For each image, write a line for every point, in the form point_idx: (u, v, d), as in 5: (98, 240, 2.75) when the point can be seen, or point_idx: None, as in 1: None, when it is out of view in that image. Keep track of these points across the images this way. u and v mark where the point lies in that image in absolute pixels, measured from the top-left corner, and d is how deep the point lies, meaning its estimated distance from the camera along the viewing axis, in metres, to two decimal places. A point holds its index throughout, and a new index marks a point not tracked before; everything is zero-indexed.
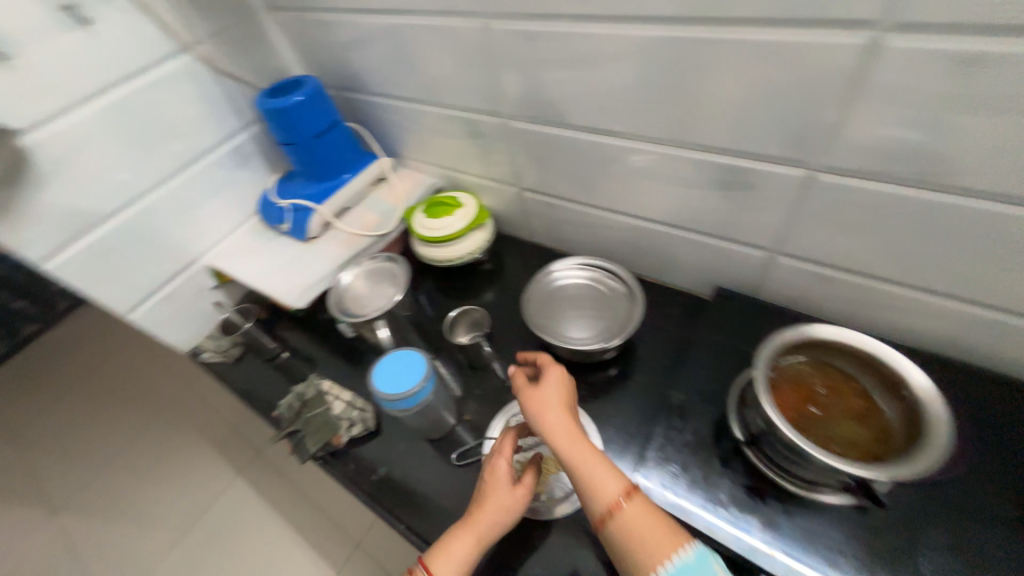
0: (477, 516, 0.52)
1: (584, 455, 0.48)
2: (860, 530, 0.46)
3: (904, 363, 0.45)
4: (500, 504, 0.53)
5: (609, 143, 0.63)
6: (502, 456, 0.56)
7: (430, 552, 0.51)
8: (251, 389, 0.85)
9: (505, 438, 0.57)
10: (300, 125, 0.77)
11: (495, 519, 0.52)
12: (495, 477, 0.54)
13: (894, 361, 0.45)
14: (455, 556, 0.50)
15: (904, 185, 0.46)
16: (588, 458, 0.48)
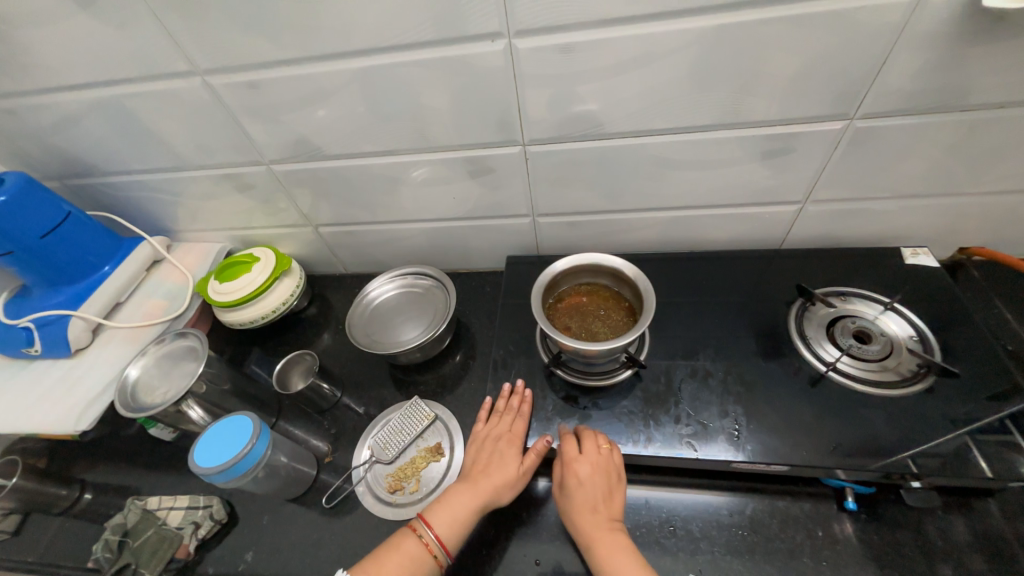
0: (485, 477, 0.56)
1: (591, 531, 0.51)
2: (641, 391, 0.61)
3: (614, 260, 0.60)
4: (505, 471, 0.56)
5: (372, 164, 0.70)
6: (517, 435, 0.59)
7: (431, 508, 0.55)
8: (49, 555, 0.68)
9: (517, 416, 0.60)
10: (12, 229, 0.65)
11: (502, 484, 0.56)
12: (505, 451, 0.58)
13: (611, 261, 0.61)
14: (455, 514, 0.54)
15: (578, 141, 0.62)
16: (597, 534, 0.51)
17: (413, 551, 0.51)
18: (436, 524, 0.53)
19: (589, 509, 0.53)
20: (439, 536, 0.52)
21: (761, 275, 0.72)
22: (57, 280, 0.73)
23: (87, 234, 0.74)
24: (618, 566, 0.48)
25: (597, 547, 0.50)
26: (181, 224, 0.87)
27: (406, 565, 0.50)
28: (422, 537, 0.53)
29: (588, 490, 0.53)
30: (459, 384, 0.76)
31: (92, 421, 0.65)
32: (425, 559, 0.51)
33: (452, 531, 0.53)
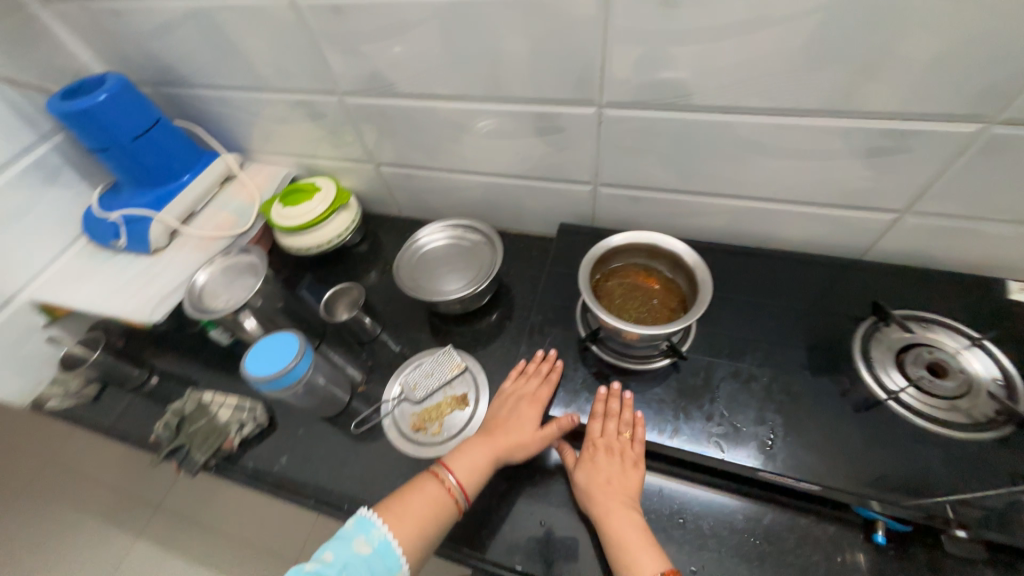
0: (504, 434, 0.58)
1: (604, 503, 0.53)
2: (675, 381, 0.59)
3: (675, 243, 0.57)
4: (525, 431, 0.58)
5: (440, 107, 0.68)
6: (540, 399, 0.59)
7: (451, 456, 0.57)
8: (120, 423, 0.78)
9: (546, 384, 0.61)
10: (110, 127, 0.71)
11: (522, 441, 0.58)
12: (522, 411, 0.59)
13: (671, 245, 0.57)
14: (476, 463, 0.57)
15: (661, 109, 0.58)
16: (609, 506, 0.53)
17: (435, 494, 0.54)
18: (457, 470, 0.56)
19: (603, 483, 0.54)
20: (460, 482, 0.55)
21: (833, 285, 0.66)
22: (144, 181, 0.79)
23: (173, 142, 0.79)
24: (629, 538, 0.50)
25: (608, 518, 0.52)
26: (254, 145, 0.90)
27: (429, 506, 0.53)
28: (444, 482, 0.55)
29: (605, 466, 0.55)
30: (492, 341, 0.77)
31: (164, 314, 0.72)
32: (447, 502, 0.54)
33: (473, 478, 0.56)
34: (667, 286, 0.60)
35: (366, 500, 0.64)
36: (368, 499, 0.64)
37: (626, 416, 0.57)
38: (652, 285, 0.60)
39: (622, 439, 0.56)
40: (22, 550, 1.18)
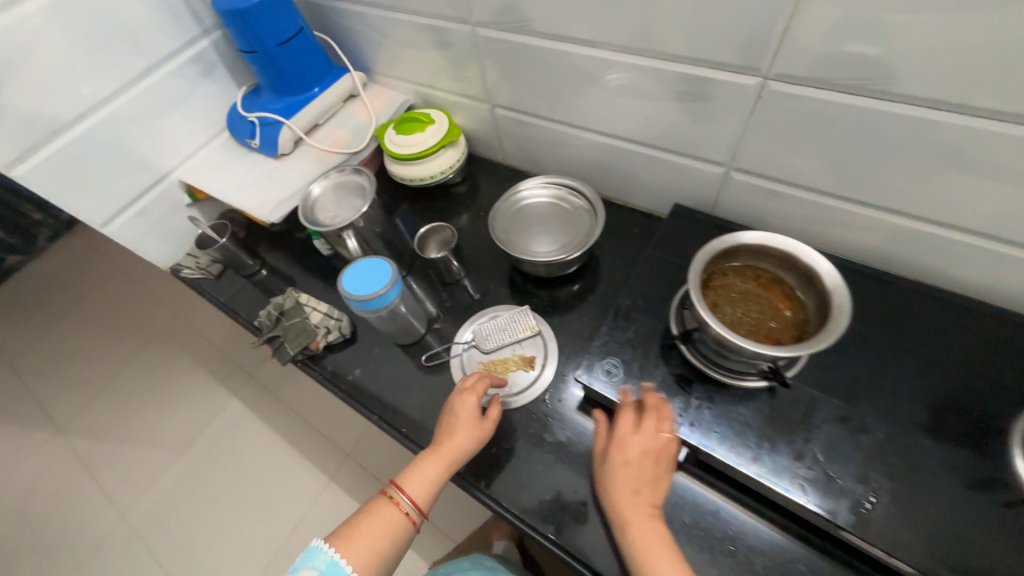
0: (450, 442, 0.60)
1: (625, 509, 0.49)
2: (766, 407, 0.52)
3: (817, 257, 0.48)
4: (469, 437, 0.60)
5: (575, 53, 0.62)
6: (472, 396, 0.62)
7: (401, 476, 0.59)
8: (235, 304, 0.89)
9: (478, 381, 0.64)
10: (260, 30, 0.74)
11: (468, 447, 0.60)
12: (460, 416, 0.61)
13: (811, 259, 0.49)
14: (426, 478, 0.58)
15: (843, 92, 0.48)
16: (631, 513, 0.49)
17: (391, 516, 0.56)
18: (409, 489, 0.58)
19: (628, 487, 0.50)
20: (413, 499, 0.57)
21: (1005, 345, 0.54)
22: (280, 89, 0.84)
23: (310, 54, 0.82)
24: (651, 549, 0.47)
25: (631, 525, 0.49)
26: (380, 66, 0.91)
27: (384, 527, 0.56)
28: (397, 502, 0.57)
29: (628, 470, 0.51)
30: (571, 312, 0.75)
31: (281, 217, 0.78)
32: (403, 523, 0.57)
33: (426, 493, 0.58)
34: (791, 302, 0.52)
35: (422, 429, 0.68)
36: (425, 429, 0.68)
37: (662, 413, 0.52)
38: (774, 299, 0.52)
39: (650, 442, 0.51)
40: (152, 382, 1.46)
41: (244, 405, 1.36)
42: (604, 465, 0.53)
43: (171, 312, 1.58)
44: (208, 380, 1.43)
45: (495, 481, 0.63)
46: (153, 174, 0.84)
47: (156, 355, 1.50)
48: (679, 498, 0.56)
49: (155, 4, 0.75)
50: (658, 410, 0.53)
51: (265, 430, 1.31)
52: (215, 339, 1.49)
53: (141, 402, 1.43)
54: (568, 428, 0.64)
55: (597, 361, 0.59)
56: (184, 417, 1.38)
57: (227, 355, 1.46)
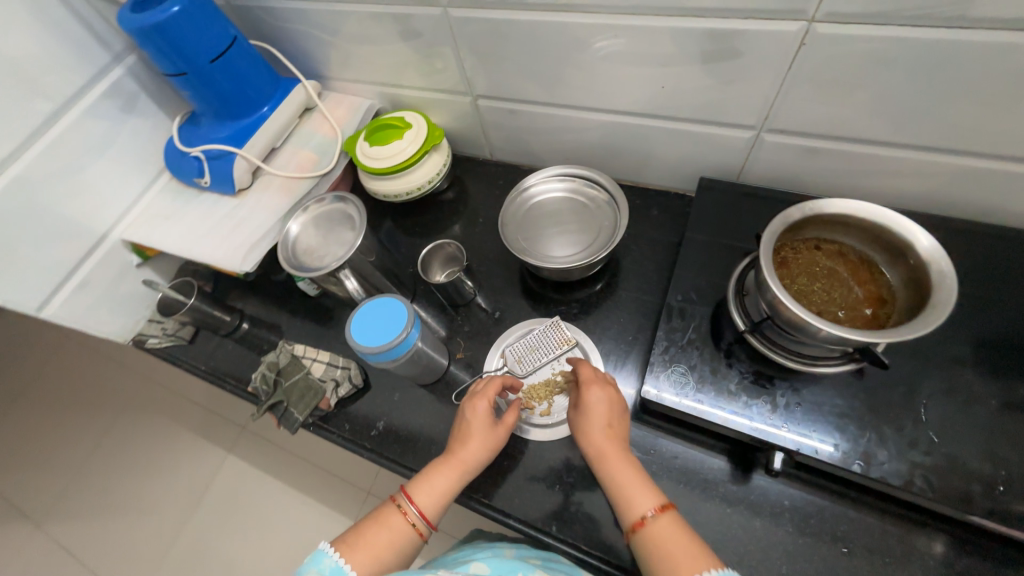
0: (463, 449, 0.53)
1: (599, 444, 0.50)
2: (857, 393, 0.48)
3: (907, 227, 0.43)
4: (481, 442, 0.54)
5: (575, 22, 0.53)
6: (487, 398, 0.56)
7: (412, 483, 0.52)
8: (220, 369, 0.78)
9: (489, 384, 0.57)
10: (185, 47, 0.61)
11: (480, 454, 0.53)
12: (473, 416, 0.55)
13: (900, 228, 0.44)
14: (437, 488, 0.51)
15: (909, 26, 0.41)
16: (610, 455, 0.49)
17: (397, 526, 0.49)
18: (419, 499, 0.51)
19: (597, 426, 0.51)
20: (422, 510, 0.50)
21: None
22: (223, 113, 0.71)
23: (251, 66, 0.70)
24: (625, 479, 0.47)
25: (605, 456, 0.49)
26: (334, 70, 0.79)
27: (390, 539, 0.48)
28: (405, 512, 0.50)
29: (596, 411, 0.52)
30: (604, 314, 0.67)
31: (255, 263, 0.67)
32: (410, 537, 0.49)
33: (436, 504, 0.51)
34: (870, 276, 0.47)
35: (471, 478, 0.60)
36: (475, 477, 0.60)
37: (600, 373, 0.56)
38: (855, 277, 0.47)
39: (604, 389, 0.53)
40: (130, 457, 1.29)
41: (242, 462, 1.22)
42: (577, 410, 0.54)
43: (135, 377, 1.40)
44: (194, 442, 1.27)
45: (568, 522, 0.56)
46: (89, 238, 0.71)
47: (129, 426, 1.34)
48: (776, 506, 0.51)
49: (45, 32, 0.61)
50: (598, 374, 0.55)
51: (270, 485, 1.18)
52: (194, 396, 1.34)
53: (122, 482, 1.27)
54: (635, 446, 0.56)
55: (663, 372, 0.53)
56: (176, 490, 1.23)
57: (212, 411, 1.31)
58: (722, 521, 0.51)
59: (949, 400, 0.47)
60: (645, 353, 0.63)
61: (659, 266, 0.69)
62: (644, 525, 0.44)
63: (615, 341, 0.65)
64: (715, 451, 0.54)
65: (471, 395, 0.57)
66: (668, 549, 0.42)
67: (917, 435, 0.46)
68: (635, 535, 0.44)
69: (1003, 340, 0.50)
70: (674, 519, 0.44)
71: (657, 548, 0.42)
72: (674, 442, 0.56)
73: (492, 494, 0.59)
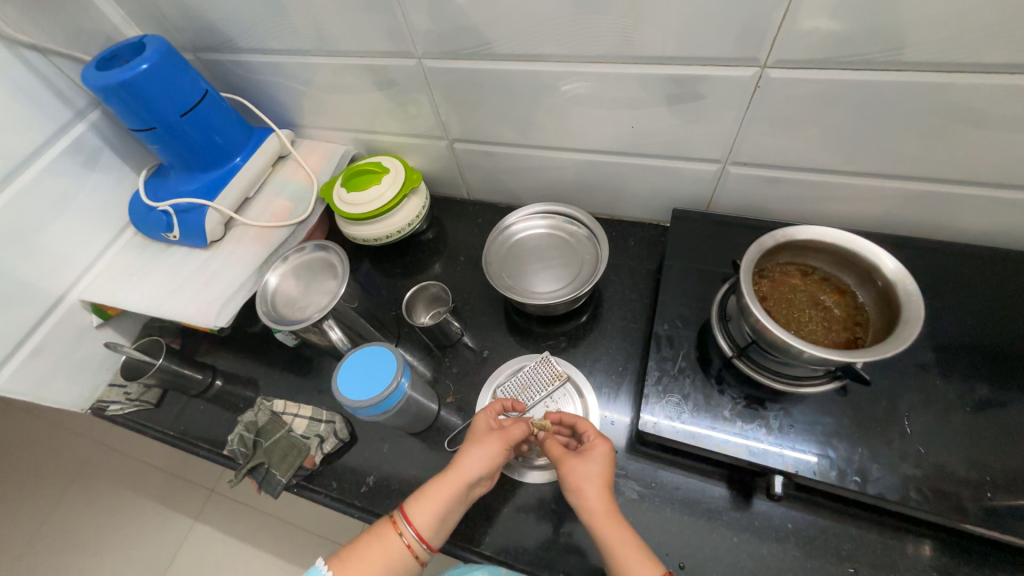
0: (465, 463, 0.51)
1: (596, 507, 0.47)
2: (843, 409, 0.50)
3: (874, 250, 0.46)
4: (483, 456, 0.51)
5: (546, 70, 0.56)
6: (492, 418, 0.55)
7: (410, 501, 0.50)
8: (191, 432, 0.73)
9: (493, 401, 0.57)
10: (155, 102, 0.60)
11: (482, 469, 0.51)
12: (477, 431, 0.53)
13: (867, 251, 0.46)
14: (436, 506, 0.49)
15: (851, 69, 0.45)
16: (609, 513, 0.47)
17: (392, 547, 0.47)
18: (417, 519, 0.48)
19: (594, 486, 0.48)
20: (418, 531, 0.48)
21: (1011, 285, 0.56)
22: (194, 165, 0.70)
23: (223, 118, 0.69)
24: (620, 546, 0.44)
25: (600, 521, 0.46)
26: (307, 118, 0.79)
27: (383, 561, 0.47)
28: (401, 532, 0.48)
29: (595, 468, 0.49)
30: (593, 345, 0.68)
31: (231, 318, 0.64)
32: (406, 558, 0.47)
33: (434, 523, 0.48)
34: (844, 298, 0.50)
35: (470, 529, 0.57)
36: (474, 528, 0.57)
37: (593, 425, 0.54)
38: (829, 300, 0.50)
39: (601, 445, 0.51)
40: (79, 535, 1.16)
41: (211, 528, 1.12)
42: (571, 462, 0.50)
43: (86, 444, 1.28)
44: (156, 512, 1.16)
45: (577, 569, 0.53)
46: (43, 301, 0.66)
47: (78, 500, 1.20)
48: (782, 531, 0.50)
49: (3, 92, 0.58)
50: (594, 429, 0.53)
51: (244, 552, 1.08)
52: (155, 460, 1.23)
53: (69, 566, 1.13)
54: (636, 480, 0.56)
55: (658, 402, 0.53)
56: (135, 568, 1.11)
57: (177, 474, 1.21)
58: (730, 552, 0.50)
59: (928, 410, 0.49)
60: (637, 383, 0.63)
61: (641, 295, 0.71)
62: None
63: (606, 373, 0.65)
64: (714, 478, 0.54)
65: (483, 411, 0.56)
66: None
67: (905, 448, 0.47)
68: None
69: (965, 347, 0.53)
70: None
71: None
72: (674, 473, 0.55)
73: (493, 545, 0.56)
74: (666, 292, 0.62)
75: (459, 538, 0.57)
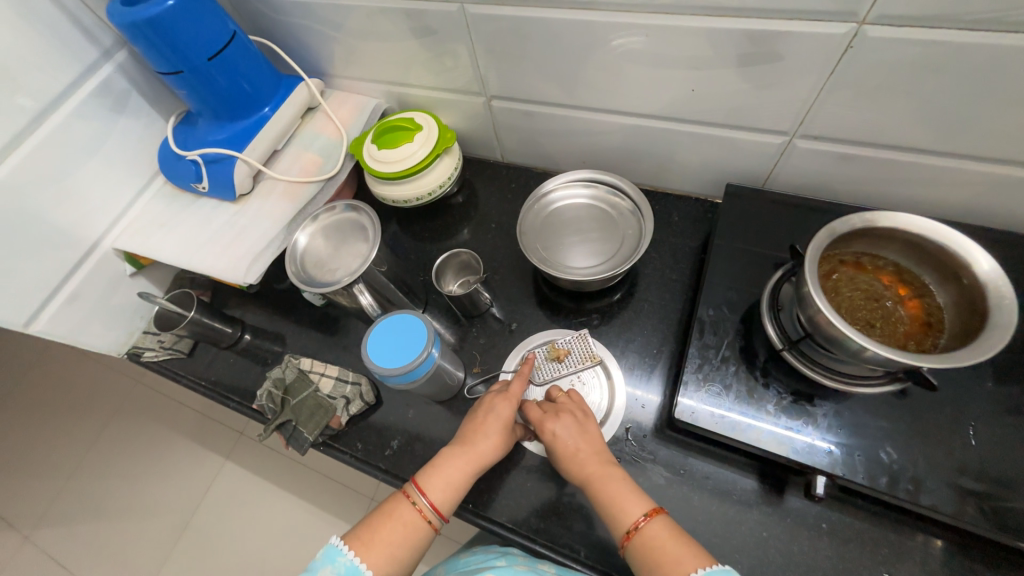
0: (480, 441, 0.51)
1: (577, 467, 0.49)
2: (897, 412, 0.47)
3: (969, 247, 0.41)
4: (499, 438, 0.52)
5: (602, 20, 0.50)
6: (513, 396, 0.54)
7: (423, 473, 0.50)
8: (222, 384, 0.74)
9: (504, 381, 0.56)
10: (183, 44, 0.57)
11: (490, 446, 0.52)
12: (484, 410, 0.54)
13: (961, 248, 0.42)
14: (450, 480, 0.50)
15: (965, 29, 0.39)
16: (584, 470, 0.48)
17: (408, 520, 0.48)
18: (432, 491, 0.49)
19: (574, 455, 0.50)
20: (434, 503, 0.48)
21: None
22: (222, 113, 0.67)
23: (250, 62, 0.65)
24: (617, 491, 0.46)
25: (591, 481, 0.47)
26: (338, 68, 0.75)
27: (402, 533, 0.47)
28: (415, 503, 0.48)
29: (557, 441, 0.51)
30: (628, 325, 0.65)
31: (259, 275, 0.63)
32: (422, 527, 0.48)
33: (447, 494, 0.49)
34: (923, 297, 0.45)
35: (491, 498, 0.57)
36: (495, 497, 0.57)
37: (571, 401, 0.55)
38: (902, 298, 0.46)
39: (569, 416, 0.52)
40: (118, 464, 1.24)
41: (239, 468, 1.18)
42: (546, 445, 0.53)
43: (124, 382, 1.35)
44: (188, 449, 1.23)
45: (596, 547, 0.52)
46: (78, 247, 0.66)
47: (117, 432, 1.28)
48: (815, 529, 0.49)
49: (30, 27, 0.56)
50: (567, 401, 0.55)
51: (270, 492, 1.14)
52: (187, 401, 1.29)
53: (109, 492, 1.21)
54: (664, 466, 0.54)
55: (697, 392, 0.51)
56: (170, 498, 1.18)
57: (207, 417, 1.26)
58: (759, 545, 0.49)
59: (996, 420, 0.46)
60: (671, 367, 0.61)
61: (682, 275, 0.67)
62: (635, 535, 0.43)
63: (640, 354, 0.62)
64: (747, 470, 0.52)
65: (499, 393, 0.55)
66: (668, 553, 0.41)
67: (965, 459, 0.44)
68: (627, 546, 0.43)
69: None
70: (664, 522, 0.43)
71: (658, 557, 0.41)
72: (705, 462, 0.54)
73: (514, 517, 0.56)
74: (713, 274, 0.58)
75: (480, 507, 0.57)
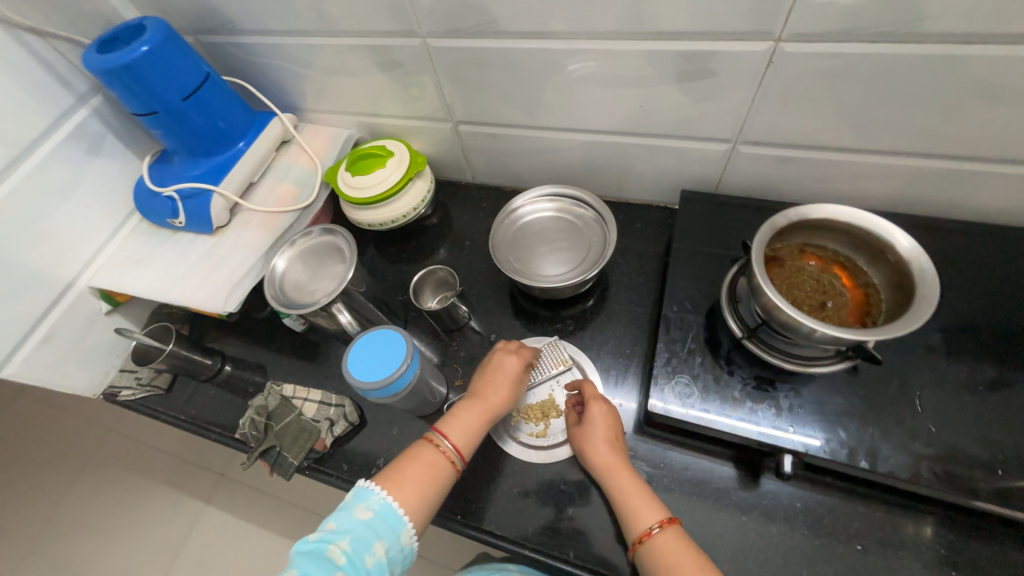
0: (493, 393, 0.55)
1: (605, 461, 0.52)
2: (852, 389, 0.50)
3: (891, 231, 0.46)
4: (510, 389, 0.56)
5: (554, 48, 0.55)
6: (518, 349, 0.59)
7: (443, 420, 0.53)
8: (202, 417, 0.74)
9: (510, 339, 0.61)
10: (158, 86, 0.60)
11: (505, 396, 0.55)
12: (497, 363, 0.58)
13: (886, 232, 0.46)
14: (469, 425, 0.53)
15: (862, 42, 0.44)
16: (612, 465, 0.51)
17: (433, 459, 0.50)
18: (452, 434, 0.52)
19: (601, 445, 0.53)
20: (456, 445, 0.51)
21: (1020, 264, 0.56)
22: (197, 150, 0.69)
23: (224, 100, 0.68)
24: (632, 497, 0.48)
25: (614, 482, 0.50)
26: (311, 102, 0.79)
27: (428, 472, 0.49)
28: (438, 445, 0.51)
29: (597, 431, 0.53)
30: (601, 328, 0.68)
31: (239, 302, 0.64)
32: (446, 467, 0.50)
33: (468, 439, 0.52)
34: (862, 280, 0.49)
35: (479, 508, 0.57)
36: (483, 506, 0.57)
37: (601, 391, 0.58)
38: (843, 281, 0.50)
39: (605, 406, 0.55)
40: (92, 516, 1.18)
41: (222, 510, 1.14)
42: (579, 427, 0.56)
43: (98, 429, 1.30)
44: (168, 495, 1.18)
45: (585, 547, 0.53)
46: (53, 288, 0.66)
47: (90, 483, 1.22)
48: (790, 508, 0.51)
49: (6, 78, 0.58)
50: (596, 393, 0.57)
51: (256, 533, 1.10)
52: (165, 444, 1.25)
53: (83, 548, 1.15)
54: (645, 461, 0.56)
55: (668, 385, 0.53)
56: (149, 548, 1.13)
57: (187, 459, 1.22)
58: (739, 529, 0.51)
59: (939, 389, 0.49)
60: (644, 365, 0.64)
61: (648, 277, 0.70)
62: (647, 541, 0.45)
63: (614, 355, 0.65)
64: (722, 458, 0.55)
65: (505, 347, 0.59)
66: (676, 562, 0.43)
67: (916, 426, 0.48)
68: (639, 549, 0.46)
69: (979, 327, 0.53)
70: (677, 533, 0.45)
71: (665, 563, 0.43)
72: (683, 453, 0.56)
73: (504, 525, 0.56)
74: (676, 274, 0.62)
75: (469, 517, 0.57)
